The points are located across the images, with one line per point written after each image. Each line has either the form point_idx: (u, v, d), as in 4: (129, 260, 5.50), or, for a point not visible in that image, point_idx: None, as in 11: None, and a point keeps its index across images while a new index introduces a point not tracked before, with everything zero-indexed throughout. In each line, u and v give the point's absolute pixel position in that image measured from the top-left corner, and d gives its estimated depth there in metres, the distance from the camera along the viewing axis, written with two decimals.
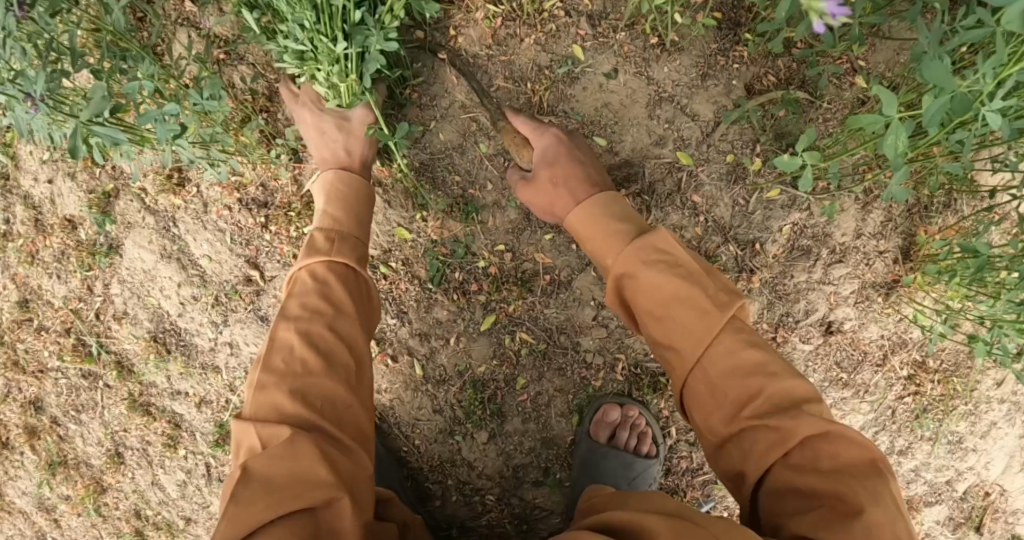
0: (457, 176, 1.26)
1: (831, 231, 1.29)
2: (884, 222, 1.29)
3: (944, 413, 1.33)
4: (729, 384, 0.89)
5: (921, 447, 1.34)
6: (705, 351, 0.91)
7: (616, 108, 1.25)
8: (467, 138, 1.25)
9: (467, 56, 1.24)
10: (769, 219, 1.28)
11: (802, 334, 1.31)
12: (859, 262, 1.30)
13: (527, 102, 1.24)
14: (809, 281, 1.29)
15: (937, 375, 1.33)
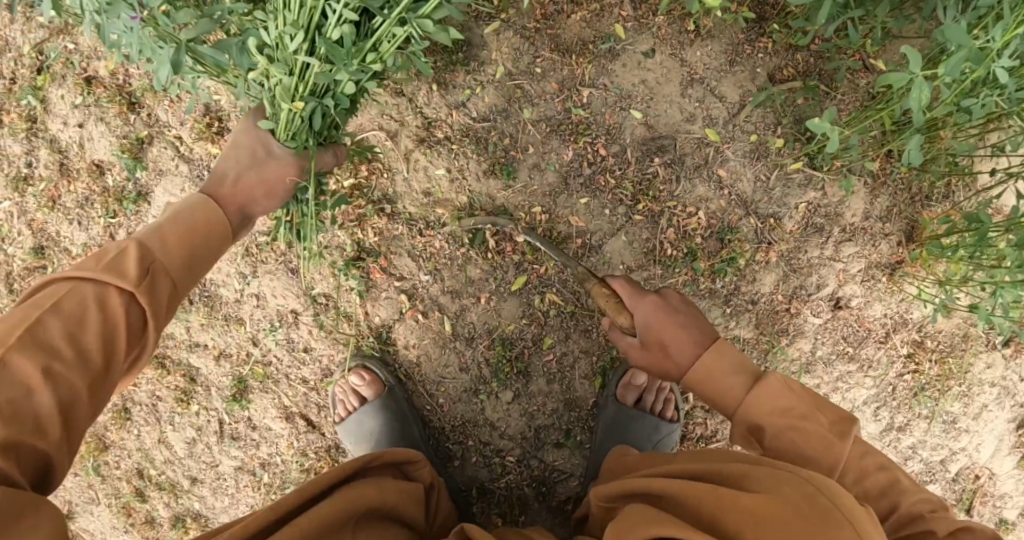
0: (499, 138, 1.31)
1: (843, 211, 1.37)
2: (890, 207, 1.39)
3: (940, 393, 1.42)
4: (779, 435, 0.88)
5: (919, 425, 1.43)
6: (759, 415, 0.90)
7: (652, 85, 1.32)
8: (511, 102, 1.31)
9: (515, 26, 1.30)
10: (788, 195, 1.36)
11: (814, 308, 1.39)
12: (867, 243, 1.39)
13: (570, 73, 1.30)
14: (821, 257, 1.38)
15: (934, 355, 1.42)
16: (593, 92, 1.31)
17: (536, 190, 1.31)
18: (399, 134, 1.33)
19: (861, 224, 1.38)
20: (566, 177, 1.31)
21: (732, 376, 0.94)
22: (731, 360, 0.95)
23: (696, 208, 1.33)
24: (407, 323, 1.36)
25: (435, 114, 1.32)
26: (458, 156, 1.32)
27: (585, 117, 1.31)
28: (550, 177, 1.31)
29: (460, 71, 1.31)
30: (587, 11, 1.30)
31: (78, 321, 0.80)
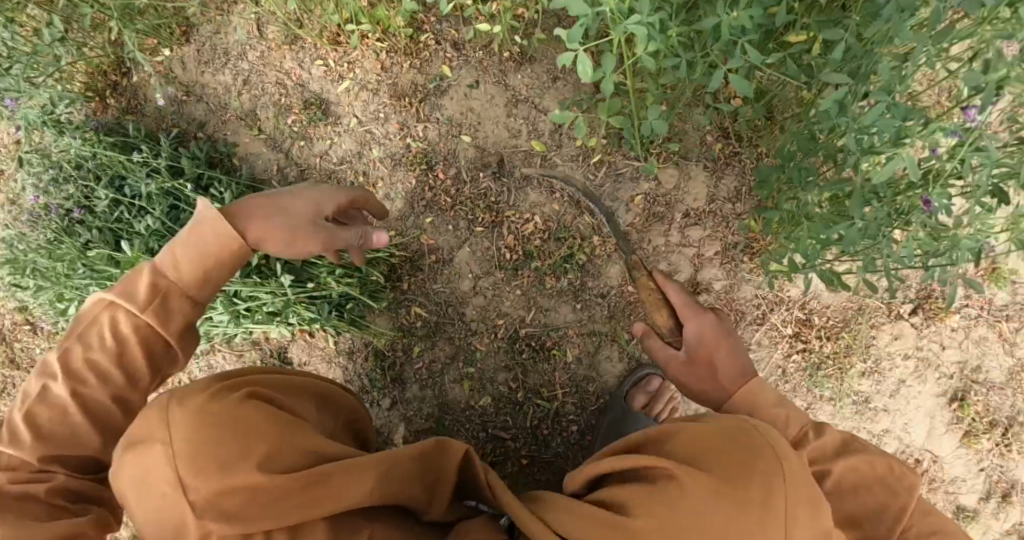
0: (356, 176, 1.49)
1: (683, 197, 1.43)
2: (733, 190, 1.44)
3: (843, 374, 1.53)
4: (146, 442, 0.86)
5: (825, 408, 1.53)
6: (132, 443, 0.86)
7: (478, 111, 1.45)
8: (363, 145, 1.49)
9: (361, 81, 1.50)
10: (618, 190, 1.42)
11: None
12: (715, 225, 1.44)
13: (407, 113, 1.48)
14: (668, 244, 1.44)
15: (823, 332, 1.51)
16: (423, 126, 1.47)
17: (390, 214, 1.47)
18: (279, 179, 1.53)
19: (716, 203, 1.44)
20: (411, 201, 1.47)
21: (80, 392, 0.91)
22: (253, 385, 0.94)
23: (530, 214, 1.43)
24: (298, 343, 1.52)
25: (307, 160, 1.52)
26: None
27: (421, 148, 1.47)
28: (398, 204, 1.47)
29: (321, 124, 1.51)
30: (418, 59, 1.47)
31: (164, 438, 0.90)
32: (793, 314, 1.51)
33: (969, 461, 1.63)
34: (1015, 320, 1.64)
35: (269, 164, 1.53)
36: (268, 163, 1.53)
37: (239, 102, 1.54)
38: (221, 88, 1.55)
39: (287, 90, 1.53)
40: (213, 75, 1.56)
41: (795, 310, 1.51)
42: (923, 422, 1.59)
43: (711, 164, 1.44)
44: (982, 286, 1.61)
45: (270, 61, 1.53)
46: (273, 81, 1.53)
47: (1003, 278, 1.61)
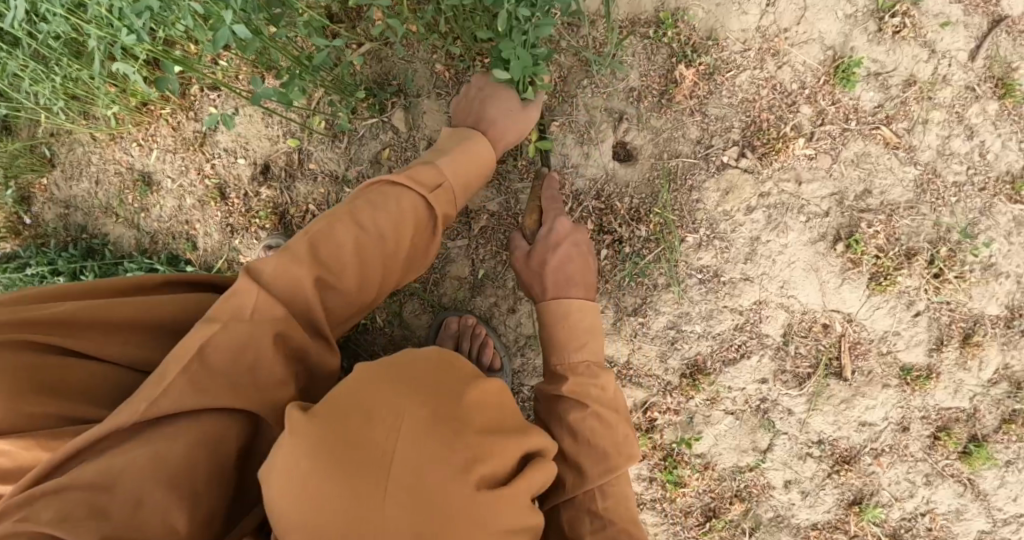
0: (181, 226, 1.60)
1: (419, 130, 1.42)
2: None
3: (673, 252, 1.31)
4: (348, 265, 0.89)
5: (664, 299, 1.32)
6: (324, 262, 0.88)
7: (244, 129, 1.52)
8: (180, 199, 1.59)
9: (163, 146, 1.60)
10: (363, 149, 1.45)
11: (449, 232, 1.38)
12: None
13: (198, 156, 1.57)
14: None
15: (629, 214, 1.33)
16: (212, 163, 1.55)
17: (211, 250, 1.57)
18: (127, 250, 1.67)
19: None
20: (228, 230, 1.55)
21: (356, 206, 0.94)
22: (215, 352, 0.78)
23: (306, 205, 1.50)
24: None
25: (150, 228, 1.64)
26: (160, 249, 1.63)
27: (215, 183, 1.55)
28: (214, 236, 1.57)
29: (149, 195, 1.62)
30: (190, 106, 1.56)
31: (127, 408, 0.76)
32: (589, 206, 1.34)
33: (893, 308, 1.30)
34: (897, 119, 1.31)
35: (131, 243, 1.66)
36: (131, 242, 1.67)
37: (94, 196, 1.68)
38: (87, 193, 1.68)
39: (106, 175, 1.66)
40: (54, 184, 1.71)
41: (591, 202, 1.34)
42: (807, 280, 1.30)
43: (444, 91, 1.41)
44: (830, 95, 1.31)
45: (108, 156, 1.65)
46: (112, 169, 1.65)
47: (853, 74, 1.30)
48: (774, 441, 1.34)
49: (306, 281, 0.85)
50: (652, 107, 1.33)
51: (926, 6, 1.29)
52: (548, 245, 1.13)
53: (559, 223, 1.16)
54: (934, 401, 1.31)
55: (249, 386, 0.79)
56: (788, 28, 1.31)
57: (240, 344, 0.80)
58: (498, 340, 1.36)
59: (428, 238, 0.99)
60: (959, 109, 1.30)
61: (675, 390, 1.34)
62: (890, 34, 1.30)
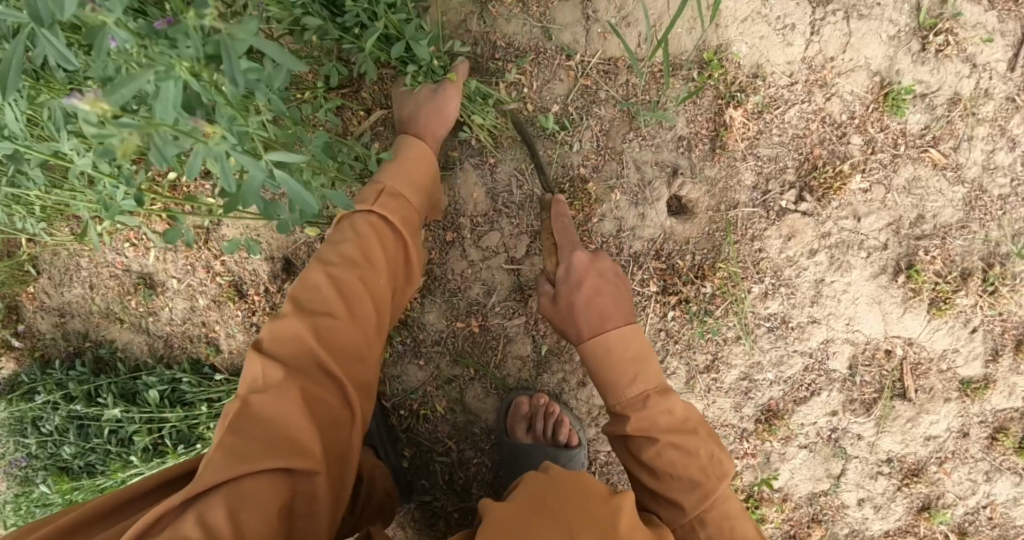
0: (200, 328, 1.56)
1: (458, 207, 1.30)
2: (514, 173, 1.28)
3: (737, 305, 1.29)
4: (332, 304, 1.00)
5: (736, 351, 1.30)
6: (305, 308, 1.00)
7: (253, 222, 1.45)
8: (191, 298, 1.56)
9: (162, 245, 1.56)
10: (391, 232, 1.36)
11: (502, 312, 1.32)
12: (512, 222, 1.29)
13: (203, 252, 1.52)
14: (473, 264, 1.31)
15: (692, 272, 1.28)
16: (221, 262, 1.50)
17: (237, 350, 1.53)
18: (152, 355, 1.64)
19: (500, 196, 1.28)
20: (250, 329, 1.50)
21: (333, 241, 1.07)
22: (265, 408, 0.90)
23: None
24: None
25: (161, 331, 1.62)
26: (186, 350, 1.59)
27: (230, 281, 1.50)
28: (238, 336, 1.52)
29: (154, 297, 1.60)
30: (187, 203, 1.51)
31: (239, 444, 0.86)
32: (650, 268, 1.29)
33: (951, 327, 1.31)
34: (945, 139, 1.27)
35: (142, 348, 1.65)
36: (141, 346, 1.66)
37: (96, 304, 1.67)
38: (82, 299, 1.68)
39: (118, 279, 1.64)
40: (63, 294, 1.68)
41: (651, 262, 1.28)
42: (872, 313, 1.30)
43: (477, 159, 1.28)
44: (879, 122, 1.27)
45: (97, 260, 1.64)
46: (109, 275, 1.63)
47: (903, 100, 1.25)
48: (847, 465, 1.38)
49: (302, 329, 0.97)
50: (704, 156, 1.27)
51: (964, 17, 1.23)
52: (571, 283, 1.10)
53: (575, 257, 1.12)
54: (992, 406, 1.34)
55: (286, 440, 0.89)
56: (834, 56, 1.25)
57: (281, 388, 0.92)
58: (570, 414, 1.33)
59: (399, 242, 1.11)
60: (999, 122, 1.26)
61: (751, 435, 1.34)
62: (933, 52, 1.24)
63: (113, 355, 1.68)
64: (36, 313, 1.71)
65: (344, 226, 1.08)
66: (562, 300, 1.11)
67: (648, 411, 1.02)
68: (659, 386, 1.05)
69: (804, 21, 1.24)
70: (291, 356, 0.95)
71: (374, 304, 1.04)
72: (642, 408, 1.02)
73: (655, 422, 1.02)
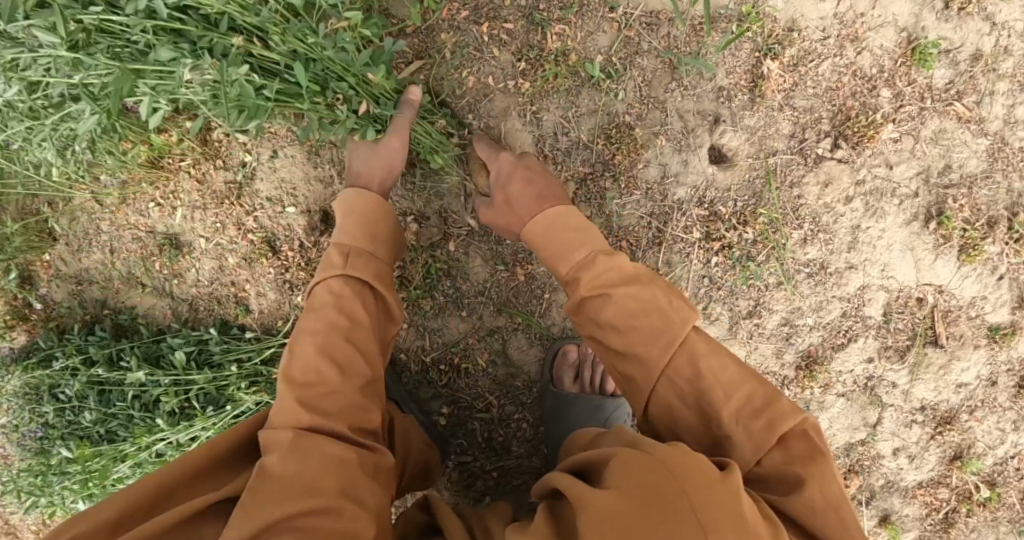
0: (229, 289, 1.54)
1: (505, 155, 1.32)
2: (559, 120, 1.30)
3: (776, 249, 1.32)
4: (329, 325, 1.07)
5: (777, 297, 1.33)
6: (308, 367, 1.03)
7: (291, 177, 1.45)
8: (221, 259, 1.54)
9: (191, 204, 1.55)
10: (432, 183, 1.34)
11: (548, 260, 1.33)
12: (557, 169, 1.31)
13: (234, 211, 1.50)
14: None
15: (732, 218, 1.31)
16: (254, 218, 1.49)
17: (268, 310, 1.51)
18: (176, 320, 1.60)
19: (547, 144, 1.31)
20: (282, 289, 1.48)
21: (308, 314, 1.10)
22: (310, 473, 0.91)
23: None
24: None
25: (188, 295, 1.59)
26: (213, 313, 1.56)
27: (263, 237, 1.49)
28: (271, 296, 1.50)
29: (180, 259, 1.58)
30: (220, 161, 1.50)
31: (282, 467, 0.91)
32: (693, 214, 1.31)
33: (981, 275, 1.33)
34: (968, 93, 1.30)
35: (166, 313, 1.62)
36: (164, 311, 1.63)
37: (118, 269, 1.65)
38: (100, 265, 1.65)
39: (143, 241, 1.62)
40: (82, 262, 1.65)
41: (694, 210, 1.31)
42: (905, 260, 1.33)
43: (522, 108, 1.31)
44: (907, 76, 1.30)
45: (120, 222, 1.62)
46: (132, 238, 1.61)
47: (930, 54, 1.29)
48: (883, 414, 1.39)
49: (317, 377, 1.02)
50: (744, 106, 1.30)
51: None
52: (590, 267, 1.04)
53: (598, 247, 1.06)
54: (1019, 353, 1.34)
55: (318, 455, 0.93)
56: (864, 12, 1.29)
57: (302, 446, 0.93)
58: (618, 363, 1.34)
59: (381, 208, 1.22)
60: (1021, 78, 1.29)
61: (792, 382, 1.37)
62: (956, 11, 1.28)
63: (135, 322, 1.64)
64: (51, 282, 1.67)
65: (319, 293, 1.12)
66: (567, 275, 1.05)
67: (612, 297, 0.99)
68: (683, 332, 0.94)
69: None
70: (318, 414, 0.98)
71: (359, 253, 1.16)
72: (607, 297, 1.00)
73: (614, 309, 0.98)
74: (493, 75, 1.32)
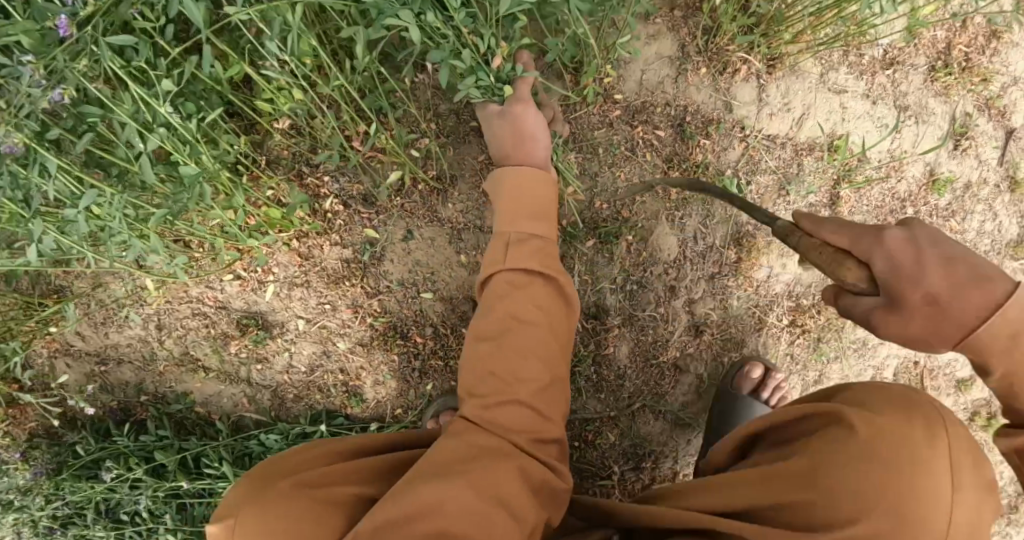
0: (334, 376, 1.41)
1: (652, 253, 1.43)
2: (699, 223, 1.45)
3: None
4: (504, 325, 1.06)
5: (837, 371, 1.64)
6: (482, 374, 1.04)
7: (422, 261, 1.38)
8: (325, 342, 1.40)
9: (289, 280, 1.39)
10: (584, 276, 1.41)
11: (680, 346, 1.47)
12: (695, 267, 1.45)
13: (350, 292, 1.39)
14: (658, 301, 1.44)
15: None
16: (372, 302, 1.38)
17: (384, 399, 1.41)
18: (257, 408, 1.43)
19: (689, 246, 1.45)
20: (405, 377, 1.40)
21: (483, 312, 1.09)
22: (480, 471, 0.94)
23: None
24: None
25: (276, 379, 1.42)
26: (309, 401, 1.42)
27: (386, 322, 1.39)
28: (389, 384, 1.41)
29: (269, 341, 1.41)
30: (335, 239, 1.37)
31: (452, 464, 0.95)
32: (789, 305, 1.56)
33: (958, 346, 1.77)
34: (959, 212, 1.72)
35: (239, 399, 1.43)
36: (236, 397, 1.43)
37: (169, 349, 1.42)
38: (138, 342, 1.43)
39: (211, 318, 1.41)
40: (130, 337, 1.42)
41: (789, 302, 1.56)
42: None
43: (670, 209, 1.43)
44: (927, 198, 1.68)
45: (182, 296, 1.40)
46: (197, 313, 1.41)
47: (945, 185, 1.68)
48: None
49: (490, 364, 1.04)
50: (828, 218, 1.58)
51: (979, 129, 1.70)
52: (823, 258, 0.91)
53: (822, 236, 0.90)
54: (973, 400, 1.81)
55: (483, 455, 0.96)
56: (907, 149, 1.65)
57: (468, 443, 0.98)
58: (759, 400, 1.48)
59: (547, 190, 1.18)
60: (991, 203, 1.74)
61: None
62: (960, 151, 1.69)
63: (196, 409, 1.43)
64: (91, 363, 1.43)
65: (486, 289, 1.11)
66: (821, 264, 0.89)
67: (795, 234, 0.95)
68: (1002, 271, 0.84)
69: (892, 119, 1.62)
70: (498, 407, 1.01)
71: (523, 241, 1.11)
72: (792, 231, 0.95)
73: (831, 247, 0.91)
74: (642, 176, 1.43)
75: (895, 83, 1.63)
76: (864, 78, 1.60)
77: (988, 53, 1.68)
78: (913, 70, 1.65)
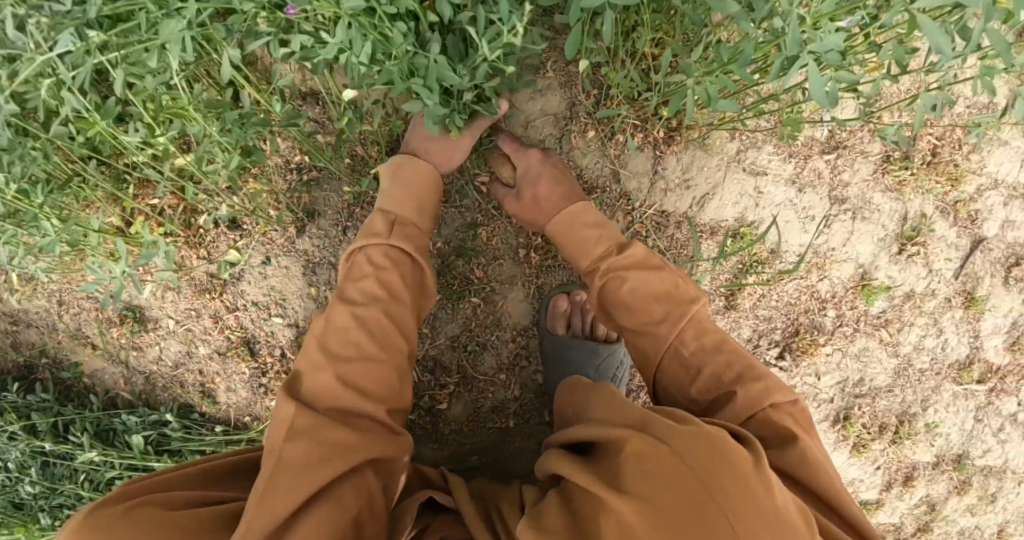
0: (195, 375, 1.52)
1: (501, 317, 1.40)
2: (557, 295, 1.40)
3: None
4: (366, 345, 1.05)
5: None
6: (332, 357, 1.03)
7: (279, 287, 1.45)
8: (190, 343, 1.51)
9: (163, 282, 1.49)
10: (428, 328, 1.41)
11: (522, 414, 1.44)
12: None
13: (212, 302, 1.47)
14: (502, 365, 1.42)
15: None
16: (233, 316, 1.47)
17: (234, 405, 1.51)
18: (130, 390, 1.56)
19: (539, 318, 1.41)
20: (253, 389, 1.49)
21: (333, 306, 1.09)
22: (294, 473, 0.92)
23: None
24: None
25: (147, 368, 1.54)
26: (172, 393, 1.54)
27: (242, 337, 1.48)
28: (241, 392, 1.50)
29: (143, 334, 1.52)
30: (203, 251, 1.45)
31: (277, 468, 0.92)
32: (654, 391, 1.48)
33: (865, 465, 1.59)
34: (893, 322, 1.52)
35: (116, 379, 1.57)
36: (114, 377, 1.57)
37: (64, 323, 1.56)
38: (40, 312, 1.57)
39: (99, 303, 1.54)
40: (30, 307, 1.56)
41: None
42: None
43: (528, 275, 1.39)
44: (854, 302, 1.50)
45: (75, 279, 1.53)
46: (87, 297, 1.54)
47: (876, 292, 1.49)
48: None
49: (326, 362, 1.03)
50: (718, 308, 1.46)
51: (936, 234, 1.48)
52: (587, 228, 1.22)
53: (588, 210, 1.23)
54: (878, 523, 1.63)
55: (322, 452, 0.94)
56: (835, 247, 1.47)
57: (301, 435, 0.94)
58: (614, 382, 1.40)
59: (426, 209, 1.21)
60: (937, 317, 1.52)
61: None
62: (906, 255, 1.48)
63: (80, 379, 1.58)
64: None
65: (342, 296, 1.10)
66: (581, 249, 1.21)
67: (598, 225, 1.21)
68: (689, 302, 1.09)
69: (822, 211, 1.45)
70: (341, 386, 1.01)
71: (405, 227, 1.17)
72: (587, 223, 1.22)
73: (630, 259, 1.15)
74: (507, 239, 1.38)
75: (836, 170, 1.45)
76: (794, 161, 1.43)
77: (965, 149, 1.44)
78: (862, 159, 1.45)
